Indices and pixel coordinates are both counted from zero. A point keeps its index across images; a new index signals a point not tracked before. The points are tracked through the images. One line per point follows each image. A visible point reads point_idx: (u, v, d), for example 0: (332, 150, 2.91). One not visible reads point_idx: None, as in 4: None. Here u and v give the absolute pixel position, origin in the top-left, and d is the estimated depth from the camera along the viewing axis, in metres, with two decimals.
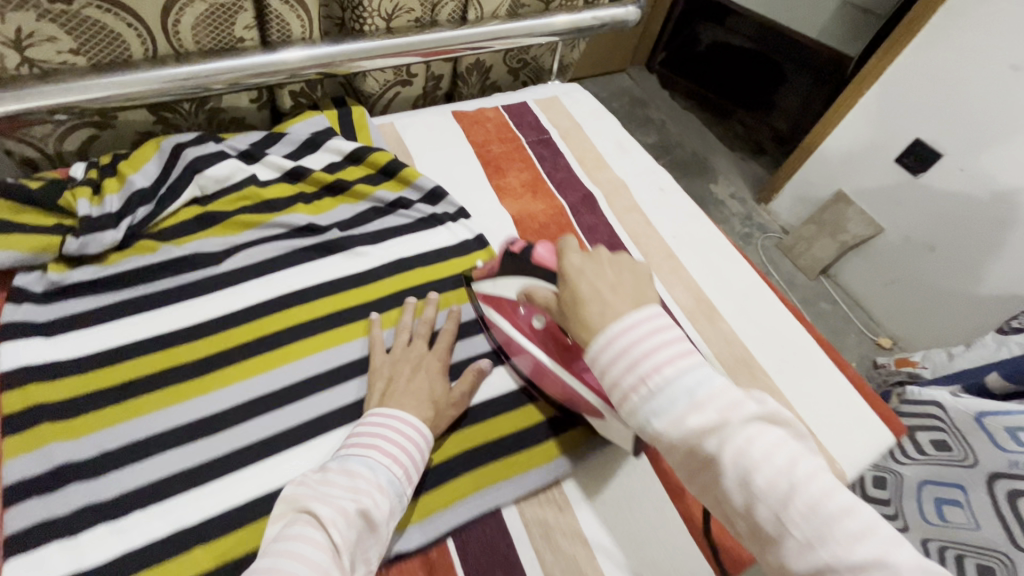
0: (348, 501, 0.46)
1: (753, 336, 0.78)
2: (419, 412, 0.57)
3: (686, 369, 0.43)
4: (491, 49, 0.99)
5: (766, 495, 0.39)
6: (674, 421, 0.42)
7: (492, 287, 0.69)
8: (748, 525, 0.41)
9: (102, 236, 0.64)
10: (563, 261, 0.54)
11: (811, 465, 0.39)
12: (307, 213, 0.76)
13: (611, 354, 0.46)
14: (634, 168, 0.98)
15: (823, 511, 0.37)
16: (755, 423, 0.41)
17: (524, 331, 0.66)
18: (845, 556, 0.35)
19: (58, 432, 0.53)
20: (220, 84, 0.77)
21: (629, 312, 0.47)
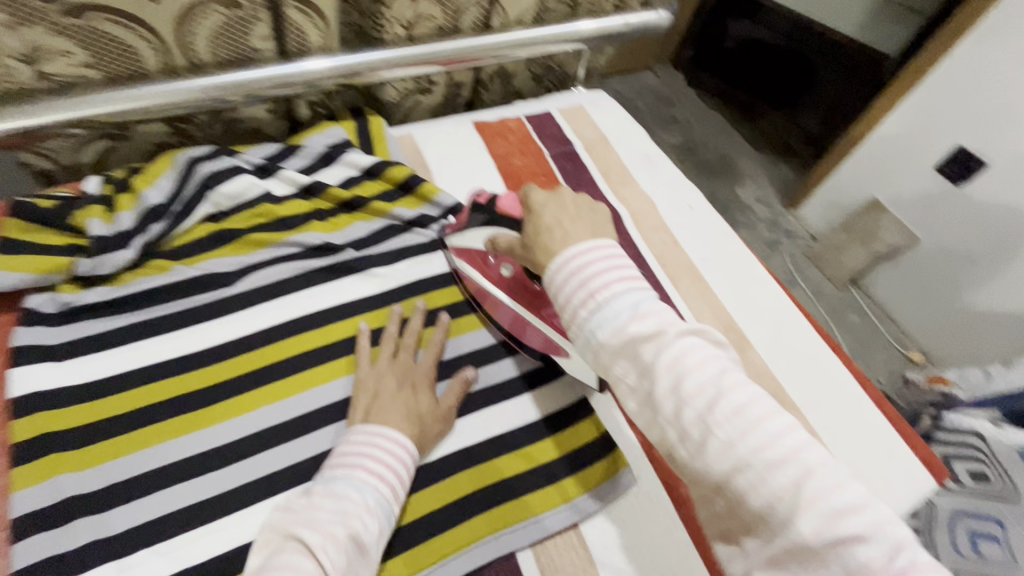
0: (336, 525, 0.47)
1: (785, 367, 0.75)
2: (409, 433, 0.56)
3: (630, 287, 0.46)
4: (515, 57, 0.95)
5: (693, 400, 0.41)
6: (616, 329, 0.45)
7: (461, 240, 0.71)
8: (675, 432, 0.42)
9: (115, 256, 0.63)
10: (529, 197, 0.58)
11: (738, 377, 0.42)
12: (322, 231, 0.74)
13: (566, 273, 0.48)
14: (662, 182, 0.94)
15: (747, 415, 0.39)
16: (689, 336, 0.43)
17: (495, 281, 0.70)
18: (763, 454, 0.38)
19: (68, 463, 0.52)
20: (237, 96, 0.75)
21: (585, 240, 0.50)
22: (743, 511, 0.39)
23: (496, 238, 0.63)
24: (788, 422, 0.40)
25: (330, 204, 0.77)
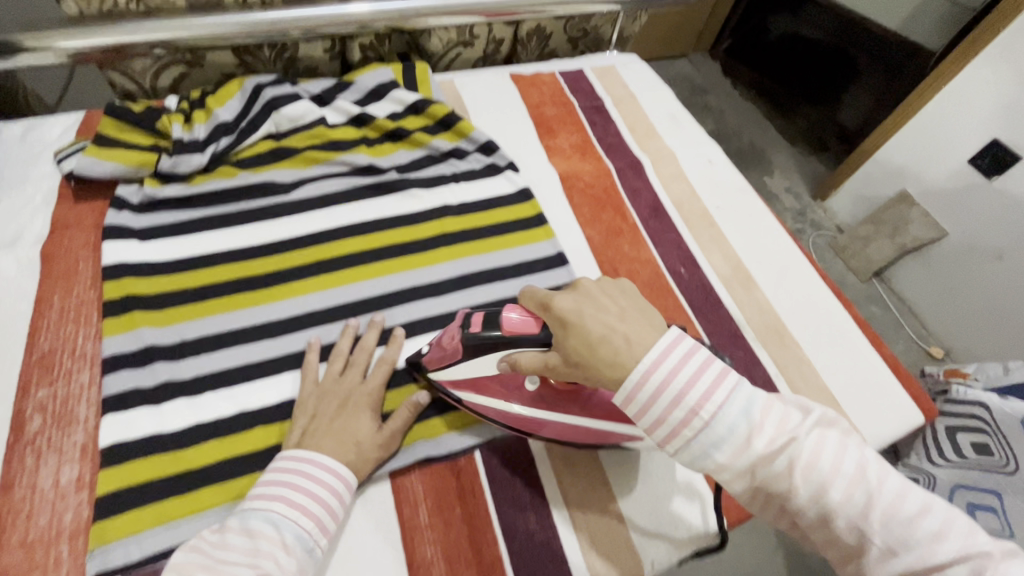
0: (244, 567, 0.42)
1: (789, 307, 0.79)
2: (344, 460, 0.52)
3: (737, 394, 0.43)
4: (552, 15, 1.02)
5: (841, 509, 0.40)
6: (745, 449, 0.42)
7: (455, 370, 0.57)
8: (824, 537, 0.41)
9: (191, 158, 0.72)
10: (555, 306, 0.47)
11: (876, 471, 0.41)
12: (368, 154, 0.82)
13: (654, 392, 0.43)
14: (685, 139, 0.98)
15: (898, 515, 0.38)
16: (818, 438, 0.42)
17: (518, 401, 0.57)
18: (930, 558, 0.37)
19: (147, 320, 0.61)
20: (298, 30, 0.82)
21: (653, 343, 0.44)
22: None
23: (516, 363, 0.51)
24: (938, 511, 0.39)
25: (376, 134, 0.85)
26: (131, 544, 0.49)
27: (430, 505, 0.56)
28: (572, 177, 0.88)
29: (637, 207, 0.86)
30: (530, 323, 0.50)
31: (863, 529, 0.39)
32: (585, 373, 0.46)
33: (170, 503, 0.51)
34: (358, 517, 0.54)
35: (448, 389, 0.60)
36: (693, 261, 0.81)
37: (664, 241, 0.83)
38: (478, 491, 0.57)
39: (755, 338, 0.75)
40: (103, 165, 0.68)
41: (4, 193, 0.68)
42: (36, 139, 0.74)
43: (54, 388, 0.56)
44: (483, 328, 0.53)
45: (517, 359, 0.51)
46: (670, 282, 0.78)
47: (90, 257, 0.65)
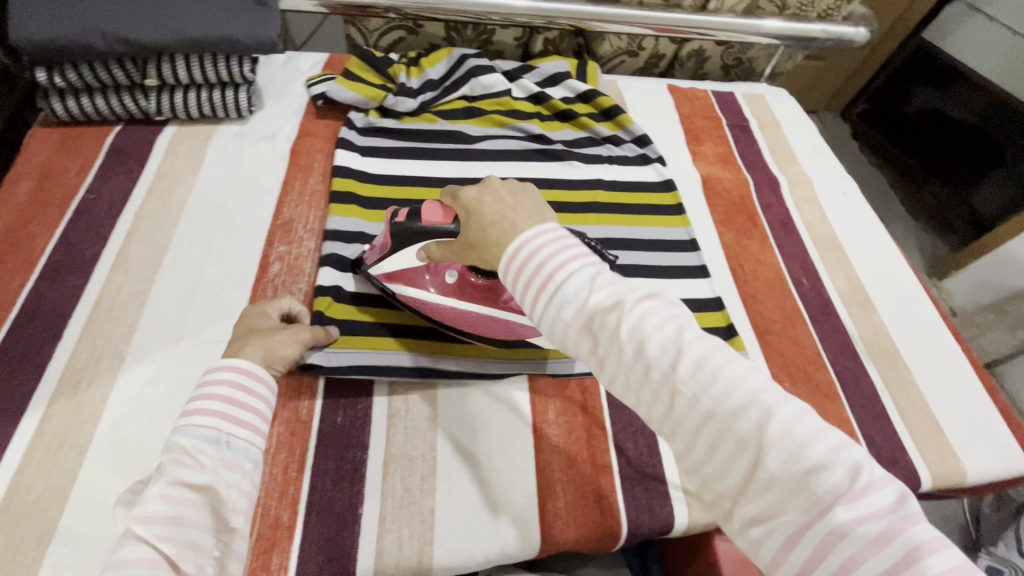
0: (159, 484, 0.45)
1: (905, 336, 0.82)
2: (246, 357, 0.54)
3: (586, 266, 0.46)
4: (717, 39, 1.11)
5: (657, 360, 0.41)
6: (580, 309, 0.44)
7: (389, 264, 0.64)
8: (649, 391, 0.42)
9: (406, 101, 0.87)
10: (461, 197, 0.53)
11: (694, 331, 0.42)
12: (539, 127, 0.94)
13: (521, 259, 0.46)
14: (824, 169, 1.04)
15: (707, 367, 0.41)
16: (647, 301, 0.43)
17: (437, 291, 0.64)
18: (728, 404, 0.40)
19: (361, 214, 0.76)
20: (493, 13, 0.97)
21: (533, 227, 0.48)
22: (713, 458, 0.40)
23: (430, 253, 0.58)
24: (744, 366, 0.41)
25: (548, 112, 0.98)
26: (334, 354, 0.63)
27: (557, 408, 0.65)
28: (713, 180, 0.96)
29: (769, 218, 0.92)
30: (443, 214, 0.57)
31: (674, 380, 0.41)
32: (483, 255, 0.52)
33: (362, 339, 0.65)
34: (500, 397, 0.65)
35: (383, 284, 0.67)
36: (816, 275, 0.87)
37: (791, 252, 0.89)
38: (597, 407, 0.66)
39: (867, 354, 0.79)
40: (347, 93, 0.86)
41: (268, 101, 0.87)
42: (293, 66, 0.93)
43: (290, 247, 0.72)
44: (405, 219, 0.59)
45: (432, 248, 0.58)
46: (792, 288, 0.84)
47: (323, 158, 0.82)
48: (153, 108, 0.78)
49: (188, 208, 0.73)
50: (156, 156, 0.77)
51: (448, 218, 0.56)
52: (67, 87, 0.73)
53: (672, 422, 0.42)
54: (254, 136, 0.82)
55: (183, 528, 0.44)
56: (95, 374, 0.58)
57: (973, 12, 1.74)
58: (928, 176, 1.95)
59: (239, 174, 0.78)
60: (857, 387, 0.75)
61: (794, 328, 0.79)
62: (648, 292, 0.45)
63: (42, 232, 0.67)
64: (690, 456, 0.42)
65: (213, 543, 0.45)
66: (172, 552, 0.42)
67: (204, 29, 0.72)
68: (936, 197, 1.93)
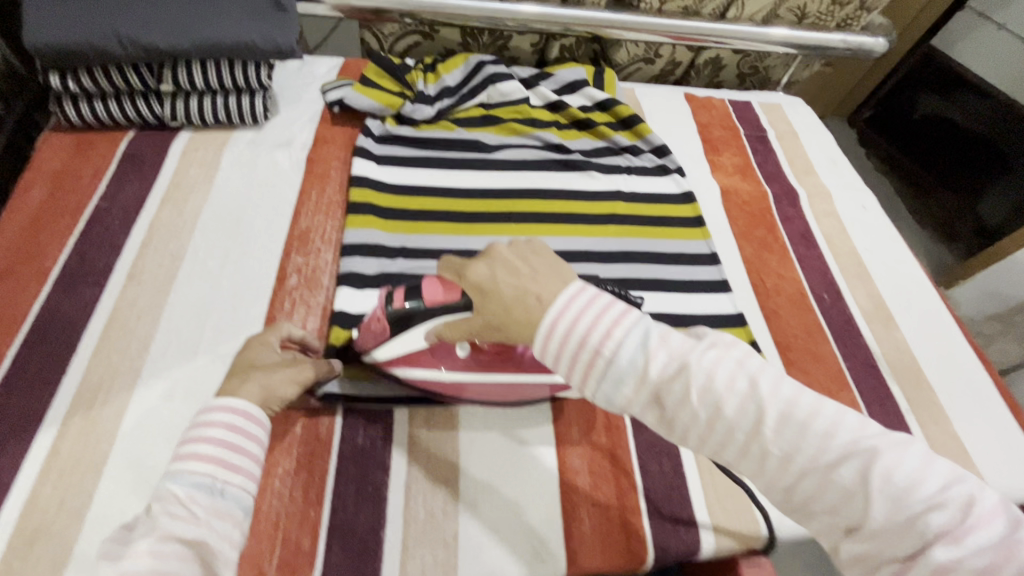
0: (145, 538, 0.40)
1: (928, 354, 0.81)
2: (243, 396, 0.50)
3: (632, 325, 0.44)
4: (735, 48, 1.10)
5: (737, 422, 0.42)
6: (642, 379, 0.43)
7: (393, 349, 0.58)
8: (735, 452, 0.43)
9: (424, 109, 0.87)
10: (470, 276, 0.49)
11: (768, 379, 0.42)
12: (557, 136, 0.93)
13: (558, 329, 0.44)
14: (842, 182, 1.02)
15: (790, 419, 0.41)
16: (709, 356, 0.43)
17: (450, 368, 0.60)
18: (822, 457, 0.40)
19: (379, 225, 0.75)
20: (511, 20, 0.96)
21: (559, 296, 0.45)
22: (818, 507, 0.41)
23: (442, 333, 0.54)
24: (830, 411, 0.41)
25: (565, 121, 0.96)
26: (347, 383, 0.62)
27: (580, 429, 0.64)
28: (733, 192, 0.95)
29: (789, 232, 0.91)
30: (444, 289, 0.54)
31: (762, 437, 0.42)
32: (509, 334, 0.48)
33: (377, 365, 0.64)
34: (522, 417, 0.64)
35: (386, 371, 0.61)
36: (838, 291, 0.85)
37: (812, 267, 0.87)
38: (621, 427, 0.65)
39: (889, 372, 0.78)
40: (364, 99, 0.84)
41: (283, 107, 0.85)
42: (308, 72, 0.91)
43: (307, 258, 0.71)
44: (406, 300, 0.56)
45: (442, 329, 0.54)
46: (814, 304, 0.83)
47: (340, 167, 0.81)
48: (167, 114, 0.76)
49: (203, 218, 0.71)
50: (171, 163, 0.76)
51: (454, 296, 0.53)
52: (81, 92, 0.72)
53: (765, 478, 0.42)
54: (269, 144, 0.81)
55: None
56: (111, 390, 0.57)
57: (982, 20, 1.65)
58: (936, 184, 1.82)
59: (255, 182, 0.76)
60: (881, 406, 0.74)
61: (816, 345, 0.78)
62: (706, 343, 0.44)
63: (55, 242, 0.65)
64: (792, 502, 0.42)
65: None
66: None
67: (222, 35, 0.71)
68: (941, 207, 1.81)
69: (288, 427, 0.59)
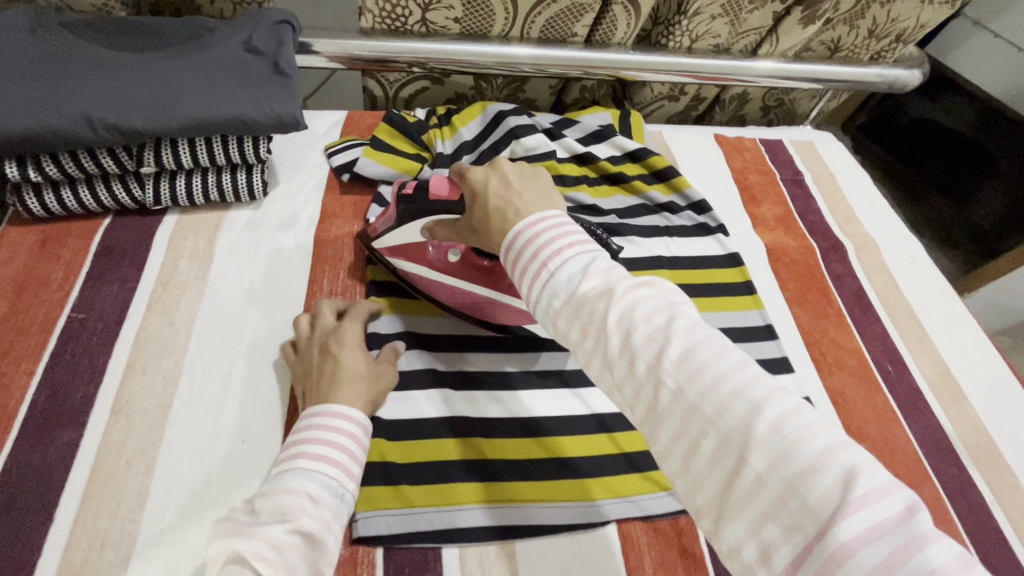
0: (277, 524, 0.42)
1: (1004, 429, 0.75)
2: (350, 404, 0.52)
3: (583, 252, 0.44)
4: (764, 86, 1.02)
5: (641, 348, 0.38)
6: (569, 296, 0.42)
7: (391, 238, 0.65)
8: (628, 384, 0.39)
9: (443, 171, 0.77)
10: (467, 178, 0.52)
11: (688, 319, 0.39)
12: (589, 194, 0.84)
13: (521, 243, 0.46)
14: (887, 229, 0.96)
15: (695, 358, 0.37)
16: (639, 289, 0.41)
17: (438, 267, 0.64)
18: (717, 398, 0.36)
19: (405, 307, 0.68)
20: (532, 65, 0.86)
21: (537, 212, 0.48)
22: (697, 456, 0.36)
23: (434, 228, 0.59)
24: (738, 358, 0.37)
25: (595, 174, 0.88)
26: (383, 517, 0.54)
27: (654, 559, 0.57)
28: (778, 250, 0.88)
29: (841, 292, 0.85)
30: (450, 188, 0.58)
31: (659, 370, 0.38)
32: (484, 240, 0.52)
33: (414, 488, 0.56)
34: (589, 552, 0.56)
35: (385, 256, 0.67)
36: (900, 360, 0.79)
37: (871, 333, 0.81)
38: (698, 555, 0.58)
39: (967, 456, 0.72)
40: (377, 167, 0.75)
41: (284, 176, 0.75)
42: (309, 130, 0.81)
43: None
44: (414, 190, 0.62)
45: (436, 225, 0.59)
46: (879, 378, 0.76)
47: (353, 246, 0.71)
48: (150, 198, 0.66)
49: (200, 324, 0.61)
50: (157, 256, 0.65)
51: (449, 195, 0.58)
52: (45, 180, 0.60)
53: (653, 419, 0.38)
54: (271, 223, 0.70)
55: None
56: (102, 567, 0.47)
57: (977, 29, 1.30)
58: (931, 189, 1.46)
59: (256, 272, 0.66)
60: (964, 499, 0.68)
61: (888, 429, 0.72)
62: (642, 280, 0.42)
63: (20, 369, 0.55)
64: (669, 452, 0.37)
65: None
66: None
67: (210, 110, 0.60)
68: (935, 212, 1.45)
69: None
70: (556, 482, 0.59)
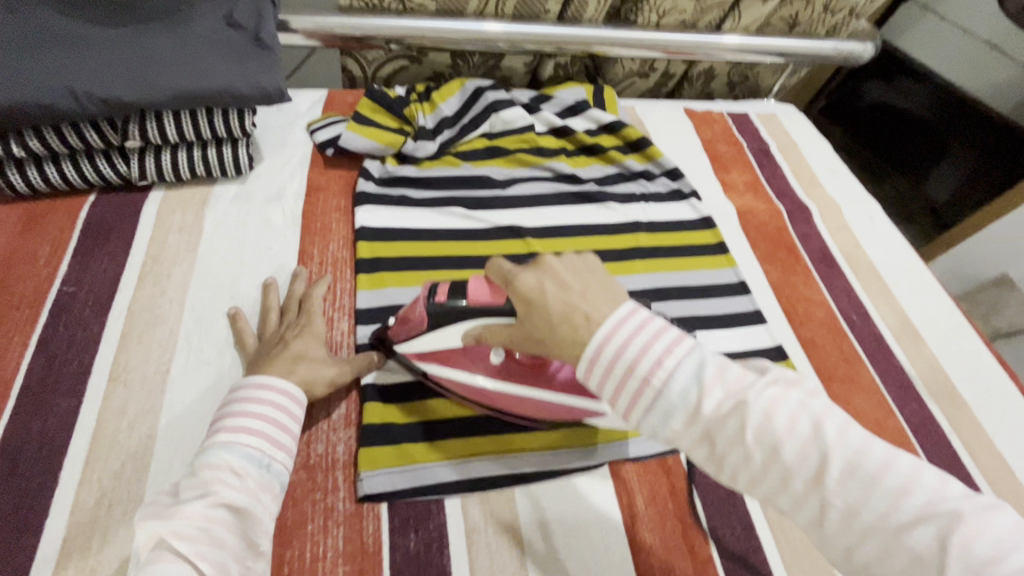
0: (196, 500, 0.43)
1: (959, 369, 0.81)
2: (282, 378, 0.53)
3: (687, 357, 0.41)
4: (728, 60, 1.07)
5: (797, 469, 0.38)
6: (692, 415, 0.40)
7: (424, 342, 0.57)
8: (789, 501, 0.39)
9: (427, 145, 0.80)
10: (518, 285, 0.46)
11: (833, 423, 0.38)
12: (568, 164, 0.87)
13: (612, 352, 0.42)
14: (847, 192, 1.01)
15: (856, 470, 0.37)
16: (768, 394, 0.39)
17: (481, 371, 0.58)
18: (891, 511, 0.36)
19: (393, 279, 0.68)
20: (506, 42, 0.89)
21: (609, 314, 0.43)
22: (880, 572, 0.36)
23: (481, 335, 0.52)
24: (898, 463, 0.37)
25: (572, 146, 0.90)
26: (385, 475, 0.55)
27: (644, 497, 0.60)
28: (748, 213, 0.92)
29: (808, 251, 0.89)
30: (492, 291, 0.51)
31: (822, 487, 0.38)
32: (551, 348, 0.46)
33: (415, 447, 0.58)
34: (584, 491, 0.59)
35: (414, 362, 0.60)
36: (864, 310, 0.84)
37: (837, 287, 0.86)
38: (686, 491, 0.61)
39: (927, 393, 0.77)
40: (361, 140, 0.76)
41: (268, 153, 0.76)
42: (291, 109, 0.81)
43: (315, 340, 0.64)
44: (448, 295, 0.53)
45: (482, 330, 0.52)
46: (845, 327, 0.81)
47: (340, 219, 0.73)
48: (135, 174, 0.66)
49: (192, 294, 0.62)
50: (145, 230, 0.65)
51: (495, 297, 0.51)
52: (28, 155, 0.60)
53: (822, 535, 0.38)
54: (258, 197, 0.71)
55: (220, 550, 0.41)
56: (110, 524, 0.48)
57: (925, 12, 1.41)
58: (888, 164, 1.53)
59: (245, 245, 0.67)
60: (926, 432, 0.73)
61: (853, 371, 0.77)
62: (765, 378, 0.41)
63: (13, 341, 0.55)
64: (852, 562, 0.37)
65: (239, 570, 0.42)
66: (206, 571, 0.40)
67: (194, 81, 0.61)
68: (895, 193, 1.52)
69: (326, 542, 0.52)
70: (549, 433, 0.62)
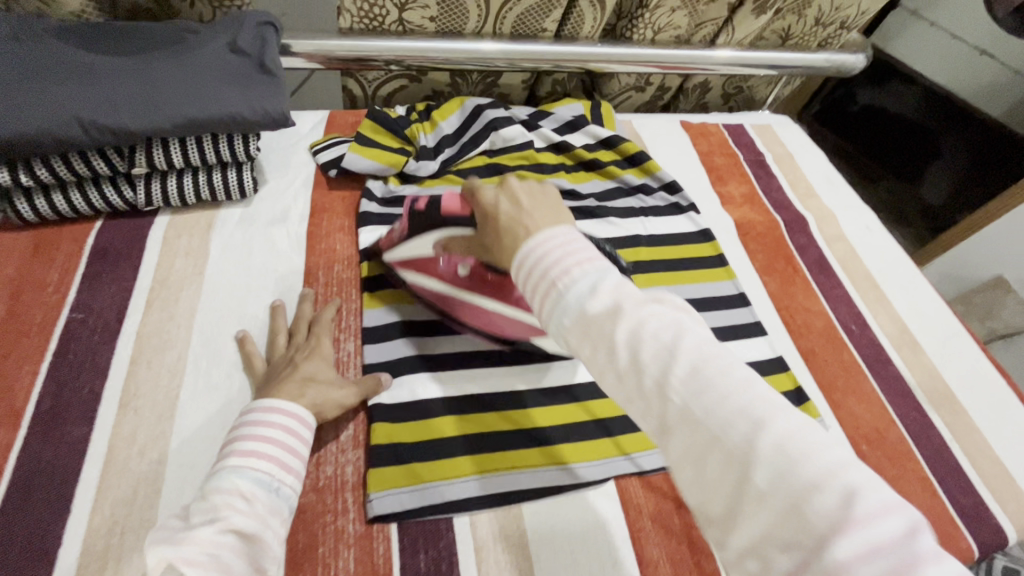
0: (207, 525, 0.43)
1: (957, 376, 0.82)
2: (292, 401, 0.54)
3: (590, 270, 0.43)
4: (723, 74, 1.09)
5: (650, 366, 0.38)
6: (581, 318, 0.41)
7: (404, 250, 0.64)
8: (640, 402, 0.39)
9: (428, 164, 0.81)
10: (478, 198, 0.52)
11: (695, 336, 0.39)
12: (568, 180, 0.88)
13: (530, 263, 0.45)
14: (843, 201, 1.03)
15: (702, 375, 0.37)
16: (647, 306, 0.40)
17: (449, 281, 0.63)
18: (725, 412, 0.35)
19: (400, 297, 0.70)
20: (505, 61, 0.90)
21: (546, 228, 0.46)
22: (698, 469, 0.36)
23: (447, 244, 0.59)
24: (745, 376, 0.37)
25: (572, 162, 0.92)
26: (394, 496, 0.56)
27: (651, 513, 0.60)
28: (746, 224, 0.94)
29: (805, 261, 0.91)
30: (461, 203, 0.57)
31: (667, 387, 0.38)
32: (497, 256, 0.52)
33: (424, 465, 0.59)
34: (592, 506, 0.60)
35: (398, 270, 0.68)
36: (862, 319, 0.85)
37: (835, 296, 0.87)
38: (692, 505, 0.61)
39: (927, 401, 0.78)
40: (363, 161, 0.77)
41: (272, 175, 0.77)
42: (294, 131, 0.83)
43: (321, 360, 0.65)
44: (425, 205, 0.60)
45: (448, 240, 0.59)
46: (845, 337, 0.82)
47: (345, 239, 0.74)
48: (142, 200, 0.67)
49: (200, 319, 0.62)
50: (152, 255, 0.66)
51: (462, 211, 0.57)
52: (36, 185, 0.61)
53: (662, 437, 0.39)
54: (263, 220, 0.72)
55: None
56: (124, 550, 0.48)
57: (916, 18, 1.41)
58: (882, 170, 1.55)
59: (251, 267, 0.68)
60: (927, 439, 0.74)
61: (854, 381, 0.78)
62: (651, 297, 0.42)
63: (23, 370, 0.55)
64: (680, 464, 0.37)
65: None
66: None
67: (199, 108, 0.62)
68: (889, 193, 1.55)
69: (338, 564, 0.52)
70: (557, 449, 0.63)
